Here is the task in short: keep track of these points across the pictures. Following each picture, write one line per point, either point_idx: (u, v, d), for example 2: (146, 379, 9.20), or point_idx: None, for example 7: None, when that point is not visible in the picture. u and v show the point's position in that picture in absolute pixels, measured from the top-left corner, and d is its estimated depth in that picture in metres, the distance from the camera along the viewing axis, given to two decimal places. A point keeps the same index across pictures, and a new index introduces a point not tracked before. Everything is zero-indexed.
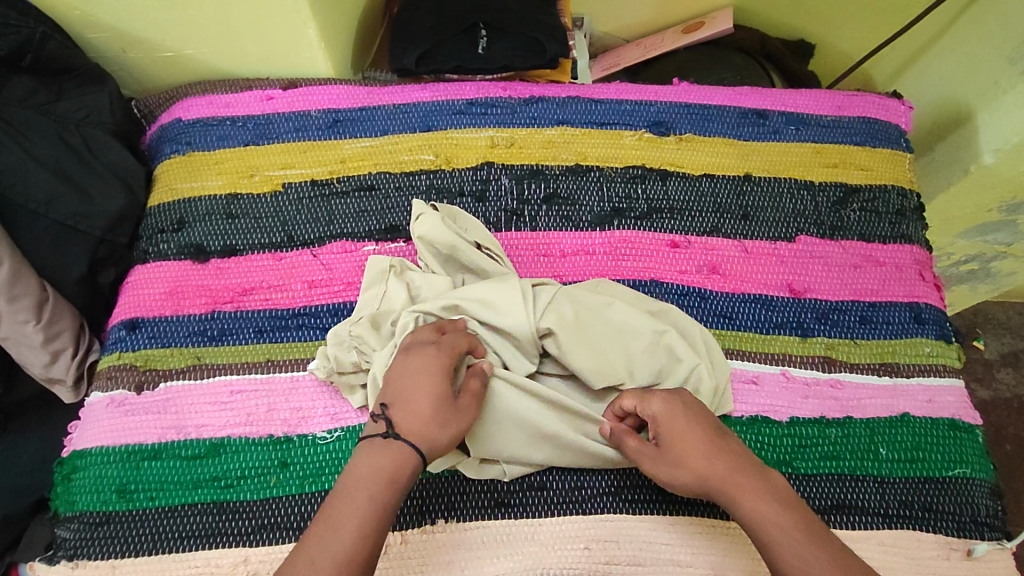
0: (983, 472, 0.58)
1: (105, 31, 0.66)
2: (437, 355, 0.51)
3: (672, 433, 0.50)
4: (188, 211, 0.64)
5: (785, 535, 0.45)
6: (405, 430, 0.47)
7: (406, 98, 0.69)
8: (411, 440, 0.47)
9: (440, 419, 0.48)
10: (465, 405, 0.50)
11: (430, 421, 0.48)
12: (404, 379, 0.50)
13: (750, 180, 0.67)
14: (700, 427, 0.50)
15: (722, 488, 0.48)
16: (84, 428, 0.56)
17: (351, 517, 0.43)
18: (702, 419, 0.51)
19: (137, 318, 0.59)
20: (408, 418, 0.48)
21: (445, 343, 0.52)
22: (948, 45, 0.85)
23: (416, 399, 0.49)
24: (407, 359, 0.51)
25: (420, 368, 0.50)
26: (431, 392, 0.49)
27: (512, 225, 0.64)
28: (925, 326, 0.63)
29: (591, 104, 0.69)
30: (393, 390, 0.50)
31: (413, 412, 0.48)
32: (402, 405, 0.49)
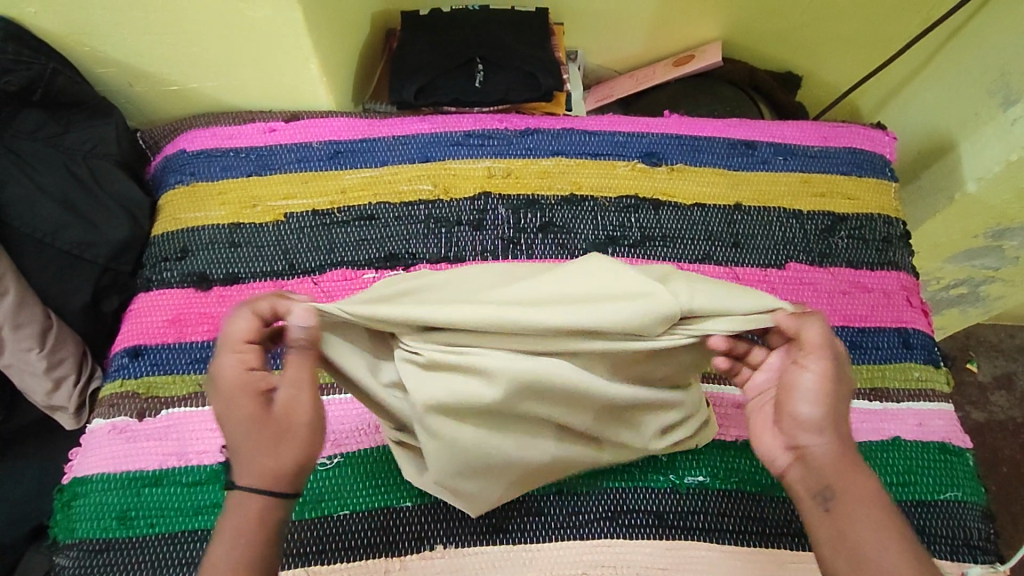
0: (974, 496, 0.58)
1: (114, 66, 0.68)
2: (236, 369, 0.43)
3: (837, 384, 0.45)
4: (191, 239, 0.65)
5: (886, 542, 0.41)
6: (245, 476, 0.42)
7: (406, 130, 0.72)
8: (255, 483, 0.41)
9: (275, 444, 0.42)
10: (290, 406, 0.42)
11: (266, 453, 0.42)
12: (225, 410, 0.43)
13: (741, 209, 0.69)
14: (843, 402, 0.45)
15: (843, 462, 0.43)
16: (85, 455, 0.57)
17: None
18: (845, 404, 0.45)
19: (140, 345, 0.60)
20: (238, 454, 0.42)
21: (227, 341, 0.44)
22: (929, 78, 0.88)
23: (238, 429, 0.42)
24: (217, 382, 0.44)
25: (225, 393, 0.43)
26: (245, 414, 0.42)
27: (509, 252, 0.65)
28: (913, 351, 0.64)
29: (585, 136, 0.72)
30: (220, 420, 0.43)
31: (242, 455, 0.42)
32: (235, 441, 0.42)
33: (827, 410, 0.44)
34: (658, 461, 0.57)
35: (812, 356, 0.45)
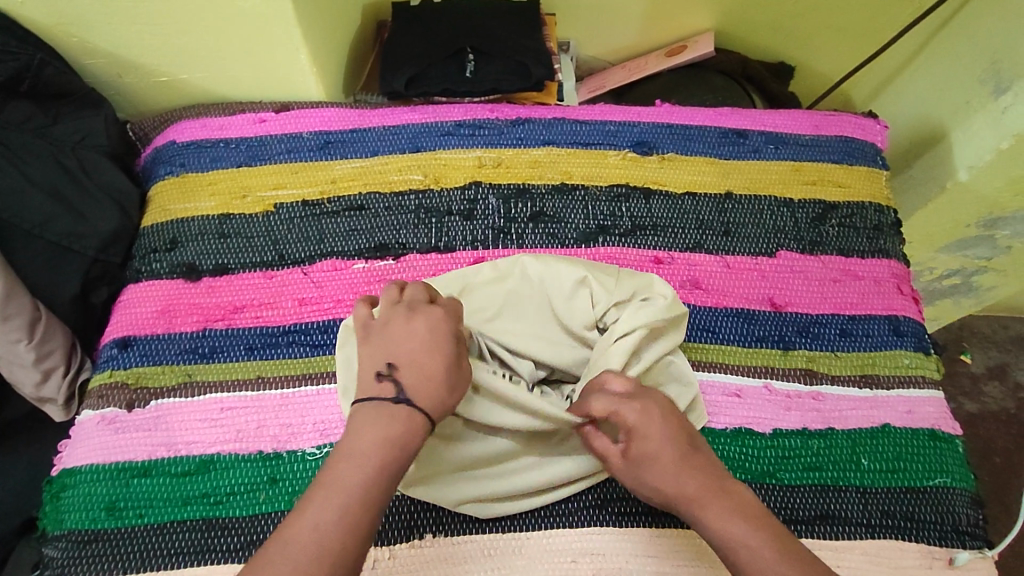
0: (964, 482, 0.59)
1: (102, 57, 0.68)
2: (439, 318, 0.49)
3: (639, 443, 0.48)
4: (181, 230, 0.65)
5: (753, 556, 0.43)
6: (416, 394, 0.45)
7: (396, 120, 0.71)
8: (423, 406, 0.45)
9: (451, 384, 0.47)
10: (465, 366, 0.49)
11: (441, 384, 0.46)
12: (409, 343, 0.47)
13: (731, 198, 0.69)
14: (676, 439, 0.48)
15: (686, 504, 0.46)
16: (75, 446, 0.56)
17: (354, 470, 0.41)
18: (679, 431, 0.48)
19: (130, 336, 0.60)
20: (415, 380, 0.45)
21: (417, 300, 0.50)
22: (922, 66, 0.87)
23: (414, 361, 0.46)
24: (414, 325, 0.48)
25: (425, 331, 0.48)
26: (439, 351, 0.47)
27: (499, 242, 0.65)
28: (903, 338, 0.64)
29: (576, 125, 0.71)
30: (389, 353, 0.47)
31: (424, 375, 0.46)
32: (411, 366, 0.46)
33: (665, 454, 0.47)
34: None
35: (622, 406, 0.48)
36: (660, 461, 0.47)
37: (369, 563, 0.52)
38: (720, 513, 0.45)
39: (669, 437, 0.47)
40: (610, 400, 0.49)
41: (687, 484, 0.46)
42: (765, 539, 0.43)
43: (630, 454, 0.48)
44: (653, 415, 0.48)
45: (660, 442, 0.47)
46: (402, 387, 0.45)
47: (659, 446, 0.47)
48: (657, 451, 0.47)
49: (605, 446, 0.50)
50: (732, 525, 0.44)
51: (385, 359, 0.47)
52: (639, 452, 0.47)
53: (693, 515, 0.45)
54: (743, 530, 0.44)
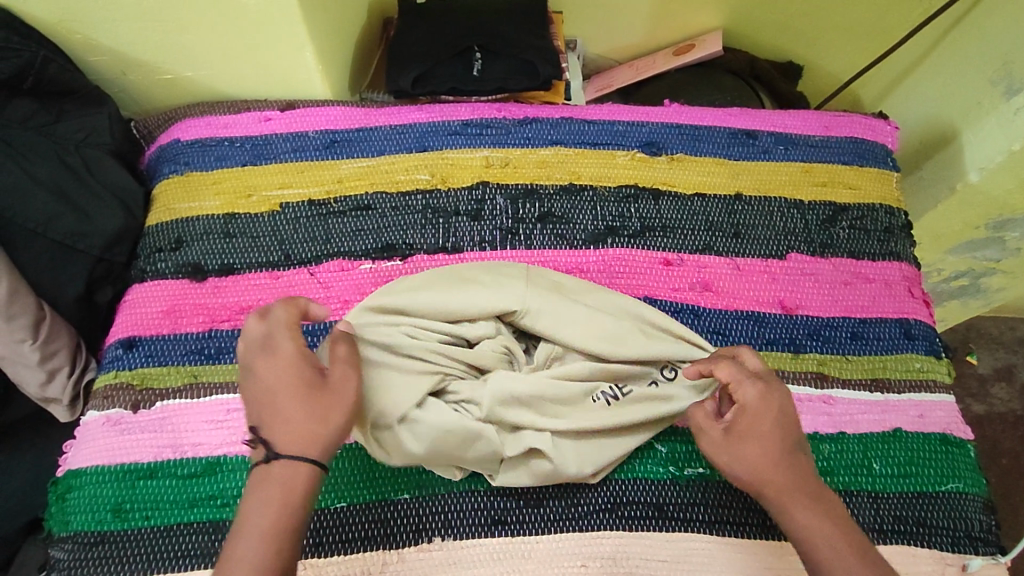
0: (976, 487, 0.58)
1: (106, 54, 0.67)
2: (281, 350, 0.46)
3: (748, 426, 0.48)
4: (186, 230, 0.64)
5: (840, 556, 0.44)
6: (284, 441, 0.44)
7: (403, 119, 0.71)
8: (300, 452, 0.43)
9: (316, 413, 0.45)
10: (337, 379, 0.46)
11: (308, 420, 0.44)
12: (259, 393, 0.46)
13: (741, 199, 0.68)
14: (780, 433, 0.48)
15: (775, 496, 0.47)
16: (80, 447, 0.56)
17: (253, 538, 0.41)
18: (784, 424, 0.49)
19: (135, 337, 0.60)
20: (281, 429, 0.44)
21: (273, 327, 0.47)
22: (932, 66, 0.87)
23: (280, 403, 0.45)
24: (260, 364, 0.46)
25: (270, 373, 0.46)
26: (293, 392, 0.45)
27: (507, 243, 0.64)
28: (915, 342, 0.64)
29: (584, 125, 0.71)
30: (258, 398, 0.45)
31: (282, 420, 0.44)
32: (271, 418, 0.44)
33: (770, 441, 0.48)
34: (659, 453, 0.56)
35: (743, 385, 0.49)
36: (760, 449, 0.47)
37: (377, 566, 0.52)
38: (811, 511, 0.46)
39: (786, 426, 0.49)
40: (735, 376, 0.50)
41: (783, 475, 0.47)
42: (846, 538, 0.45)
43: (732, 431, 0.49)
44: (774, 401, 0.49)
45: (768, 429, 0.48)
46: (271, 443, 0.44)
47: (767, 430, 0.48)
48: (767, 438, 0.48)
49: (704, 419, 0.50)
50: (818, 522, 0.46)
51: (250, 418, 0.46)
52: (746, 429, 0.48)
53: (780, 508, 0.47)
54: (829, 531, 0.45)
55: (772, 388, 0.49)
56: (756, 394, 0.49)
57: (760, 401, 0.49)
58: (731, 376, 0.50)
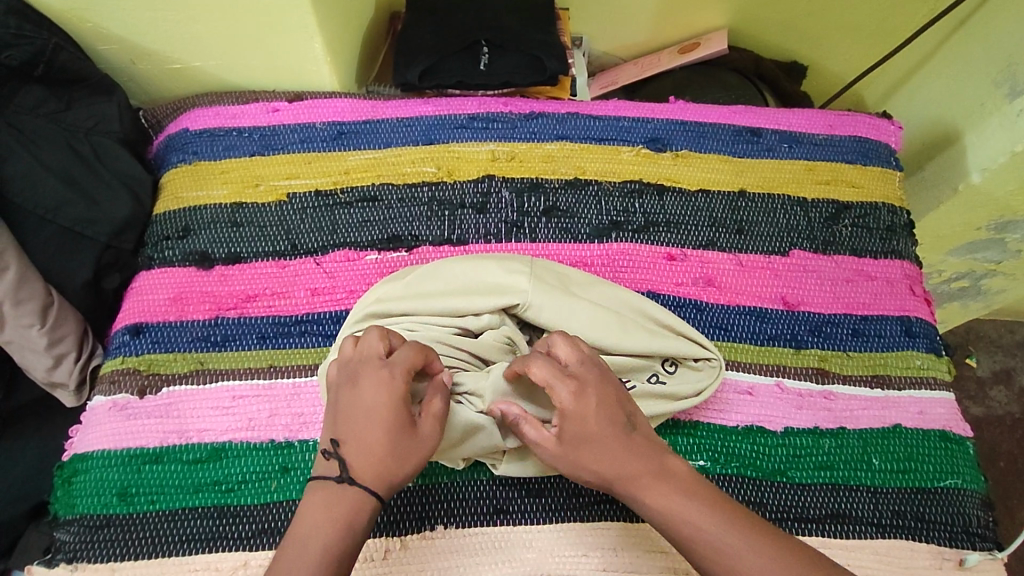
0: (974, 483, 0.59)
1: (116, 43, 0.68)
2: (390, 381, 0.45)
3: (579, 427, 0.45)
4: (193, 219, 0.65)
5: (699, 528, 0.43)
6: (361, 474, 0.44)
7: (410, 111, 0.71)
8: (368, 487, 0.44)
9: (399, 456, 0.45)
10: (427, 434, 0.46)
11: (387, 459, 0.44)
12: (357, 412, 0.45)
13: (745, 196, 0.68)
14: (608, 420, 0.46)
15: (624, 486, 0.45)
16: (86, 432, 0.57)
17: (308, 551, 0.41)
18: (609, 409, 0.46)
19: (142, 323, 0.60)
20: (361, 456, 0.44)
21: (398, 359, 0.46)
22: (936, 68, 0.87)
23: (366, 431, 0.45)
24: (364, 389, 0.46)
25: (371, 397, 0.45)
26: (386, 428, 0.45)
27: (512, 236, 0.65)
28: (916, 339, 0.64)
29: (590, 120, 0.71)
30: (348, 413, 0.46)
31: (366, 451, 0.44)
32: (356, 441, 0.45)
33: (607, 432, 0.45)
34: None
35: (556, 387, 0.46)
36: (601, 451, 0.45)
37: (380, 553, 0.52)
38: (669, 499, 0.44)
39: (602, 423, 0.46)
40: (546, 379, 0.46)
41: (627, 464, 0.45)
42: (699, 505, 0.44)
43: (565, 439, 0.46)
44: (587, 401, 0.45)
45: (598, 430, 0.45)
46: (346, 466, 0.44)
47: (592, 428, 0.45)
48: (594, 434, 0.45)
49: (536, 433, 0.47)
50: (676, 506, 0.44)
51: (333, 427, 0.46)
52: (573, 435, 0.46)
53: (635, 499, 0.45)
54: (693, 513, 0.44)
55: (555, 387, 0.45)
56: (569, 397, 0.45)
57: (573, 404, 0.45)
58: (541, 380, 0.46)
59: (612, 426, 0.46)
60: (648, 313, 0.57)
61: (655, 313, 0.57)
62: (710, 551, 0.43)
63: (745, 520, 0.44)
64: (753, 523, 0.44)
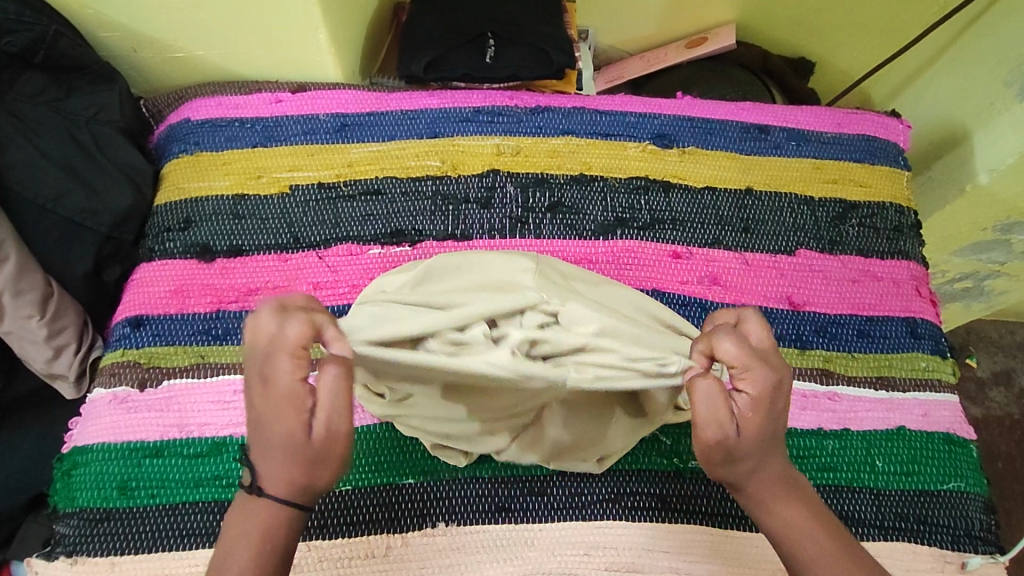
0: (977, 486, 0.59)
1: (118, 31, 0.67)
2: (278, 379, 0.38)
3: (751, 421, 0.43)
4: (195, 210, 0.64)
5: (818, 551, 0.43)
6: (271, 486, 0.39)
7: (414, 104, 0.70)
8: (279, 498, 0.39)
9: (304, 464, 0.39)
10: (334, 428, 0.38)
11: (293, 469, 0.38)
12: (259, 413, 0.39)
13: (752, 194, 0.68)
14: (774, 427, 0.44)
15: (757, 490, 0.45)
16: (86, 424, 0.56)
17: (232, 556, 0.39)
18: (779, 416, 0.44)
19: (142, 316, 0.60)
20: (266, 462, 0.39)
21: (280, 346, 0.37)
22: (946, 67, 0.86)
23: (268, 433, 0.39)
24: (257, 394, 0.39)
25: (264, 400, 0.38)
26: (284, 431, 0.38)
27: (517, 232, 0.64)
28: (921, 341, 0.64)
29: (596, 115, 0.70)
30: (251, 412, 0.39)
31: (270, 460, 0.39)
32: (260, 446, 0.39)
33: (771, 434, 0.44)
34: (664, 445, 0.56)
35: (754, 376, 0.43)
36: (762, 448, 0.43)
37: (381, 550, 0.52)
38: (791, 508, 0.44)
39: (771, 419, 0.43)
40: (746, 362, 0.43)
41: (768, 469, 0.44)
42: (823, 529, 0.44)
43: (739, 430, 0.43)
44: (769, 393, 0.43)
45: (762, 428, 0.43)
46: (256, 473, 0.39)
47: (767, 426, 0.43)
48: (760, 434, 0.43)
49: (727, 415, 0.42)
50: (798, 522, 0.44)
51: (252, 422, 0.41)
52: (750, 427, 0.43)
53: (765, 500, 0.44)
54: (812, 524, 0.44)
55: (754, 371, 0.43)
56: (757, 386, 0.43)
57: (762, 392, 0.43)
58: (735, 357, 0.43)
59: (775, 427, 0.44)
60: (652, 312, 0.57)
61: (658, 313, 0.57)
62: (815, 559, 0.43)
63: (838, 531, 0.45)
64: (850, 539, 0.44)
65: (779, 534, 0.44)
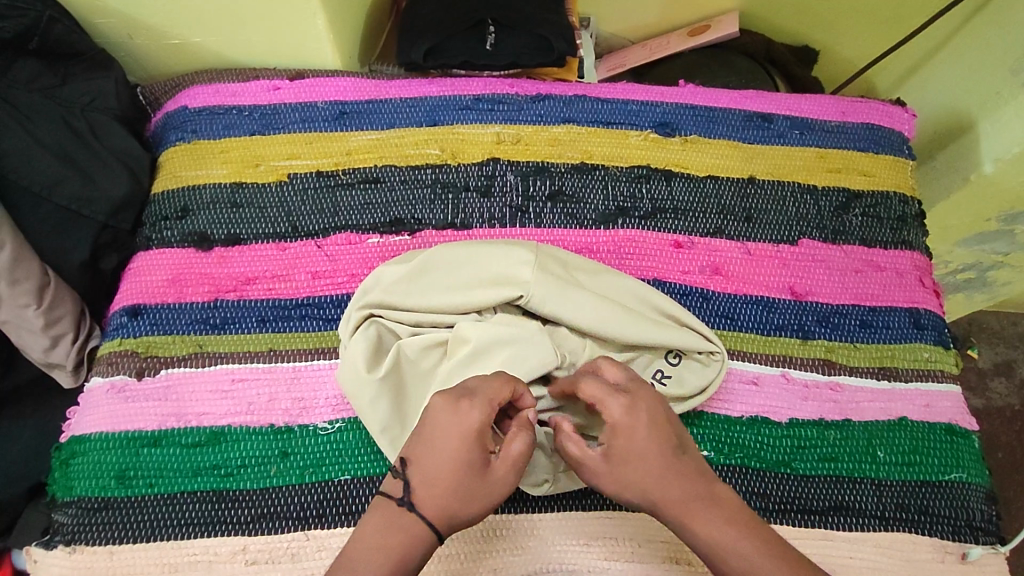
0: (978, 477, 0.58)
1: (113, 17, 0.66)
2: (470, 412, 0.44)
3: (626, 448, 0.44)
4: (192, 198, 0.64)
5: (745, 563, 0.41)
6: (423, 503, 0.42)
7: (414, 91, 0.69)
8: (425, 520, 0.42)
9: (463, 493, 0.42)
10: (498, 477, 0.43)
11: (449, 493, 0.42)
12: (429, 439, 0.44)
13: (755, 182, 0.67)
14: (664, 446, 0.44)
15: (672, 513, 0.44)
16: (84, 413, 0.56)
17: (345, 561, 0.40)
18: (666, 433, 0.45)
19: (139, 305, 0.59)
20: (429, 477, 0.43)
21: (480, 393, 0.45)
22: (952, 54, 0.85)
23: (442, 453, 0.43)
24: (438, 418, 0.44)
25: (448, 425, 0.43)
26: (455, 459, 0.43)
27: (517, 221, 0.64)
28: (924, 331, 0.63)
29: (598, 103, 0.70)
30: (422, 435, 0.44)
31: (431, 480, 0.42)
32: (420, 463, 0.43)
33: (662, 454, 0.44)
34: None
35: (612, 401, 0.46)
36: (644, 472, 0.44)
37: None
38: (711, 524, 0.43)
39: (645, 438, 0.44)
40: (598, 393, 0.46)
41: (671, 493, 0.43)
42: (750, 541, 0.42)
43: (612, 458, 0.45)
44: (628, 416, 0.45)
45: (646, 448, 0.44)
46: (409, 488, 0.43)
47: (652, 446, 0.44)
48: (646, 455, 0.44)
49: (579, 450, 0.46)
50: (726, 538, 0.42)
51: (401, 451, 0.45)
52: (623, 452, 0.44)
53: (680, 522, 0.43)
54: (733, 538, 0.42)
55: (609, 399, 0.46)
56: (616, 414, 0.45)
57: (623, 416, 0.45)
58: (592, 394, 0.46)
59: (654, 445, 0.44)
60: (654, 301, 0.56)
61: (659, 301, 0.56)
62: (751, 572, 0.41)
63: (767, 540, 0.42)
64: (778, 543, 0.43)
65: (710, 555, 0.43)
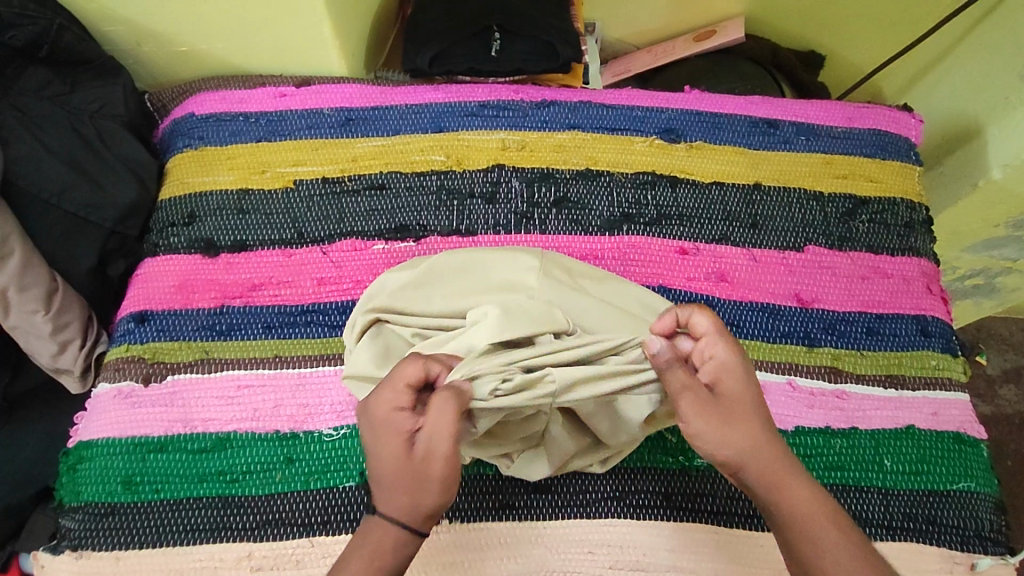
0: (987, 487, 0.58)
1: (122, 25, 0.66)
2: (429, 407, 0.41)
3: (729, 396, 0.44)
4: (199, 205, 0.64)
5: (833, 541, 0.41)
6: (408, 506, 0.41)
7: (419, 98, 0.70)
8: (416, 519, 0.41)
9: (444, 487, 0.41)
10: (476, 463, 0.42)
11: (431, 491, 0.41)
12: (398, 438, 0.42)
13: (760, 189, 0.67)
14: (760, 407, 0.45)
15: (767, 472, 0.43)
16: (91, 419, 0.56)
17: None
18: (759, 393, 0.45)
19: (146, 311, 0.60)
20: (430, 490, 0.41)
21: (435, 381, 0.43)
22: (959, 60, 0.85)
23: (432, 463, 0.40)
24: (399, 417, 0.42)
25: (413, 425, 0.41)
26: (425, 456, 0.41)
27: (522, 227, 0.64)
28: (931, 339, 0.63)
29: (602, 109, 0.70)
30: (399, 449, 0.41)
31: (411, 482, 0.41)
32: (415, 473, 0.41)
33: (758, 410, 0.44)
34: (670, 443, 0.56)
35: (718, 346, 0.45)
36: (751, 426, 0.43)
37: None
38: (795, 487, 0.43)
39: (747, 396, 0.44)
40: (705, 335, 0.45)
41: (769, 452, 0.43)
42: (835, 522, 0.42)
43: (718, 402, 0.44)
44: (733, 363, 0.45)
45: (745, 403, 0.44)
46: (392, 493, 0.41)
47: (749, 400, 0.44)
48: (748, 410, 0.44)
49: (686, 382, 0.43)
50: (813, 509, 0.42)
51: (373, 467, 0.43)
52: (726, 397, 0.44)
53: (775, 485, 0.43)
54: (822, 511, 0.42)
55: (716, 343, 0.45)
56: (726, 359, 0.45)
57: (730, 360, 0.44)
58: (706, 330, 0.45)
59: (752, 400, 0.44)
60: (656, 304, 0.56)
61: (660, 306, 0.56)
62: (829, 547, 0.41)
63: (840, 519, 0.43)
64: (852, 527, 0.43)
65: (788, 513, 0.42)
